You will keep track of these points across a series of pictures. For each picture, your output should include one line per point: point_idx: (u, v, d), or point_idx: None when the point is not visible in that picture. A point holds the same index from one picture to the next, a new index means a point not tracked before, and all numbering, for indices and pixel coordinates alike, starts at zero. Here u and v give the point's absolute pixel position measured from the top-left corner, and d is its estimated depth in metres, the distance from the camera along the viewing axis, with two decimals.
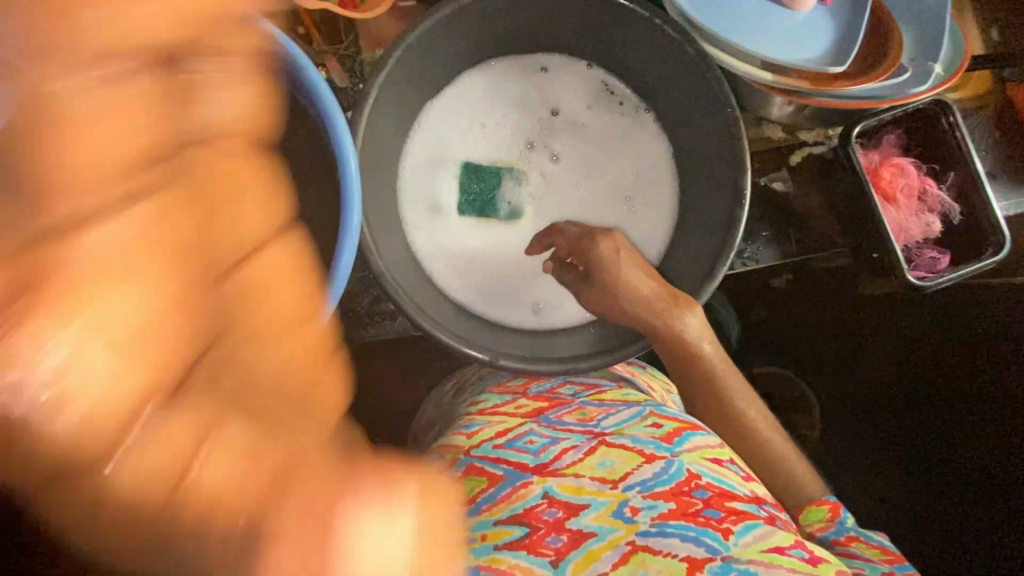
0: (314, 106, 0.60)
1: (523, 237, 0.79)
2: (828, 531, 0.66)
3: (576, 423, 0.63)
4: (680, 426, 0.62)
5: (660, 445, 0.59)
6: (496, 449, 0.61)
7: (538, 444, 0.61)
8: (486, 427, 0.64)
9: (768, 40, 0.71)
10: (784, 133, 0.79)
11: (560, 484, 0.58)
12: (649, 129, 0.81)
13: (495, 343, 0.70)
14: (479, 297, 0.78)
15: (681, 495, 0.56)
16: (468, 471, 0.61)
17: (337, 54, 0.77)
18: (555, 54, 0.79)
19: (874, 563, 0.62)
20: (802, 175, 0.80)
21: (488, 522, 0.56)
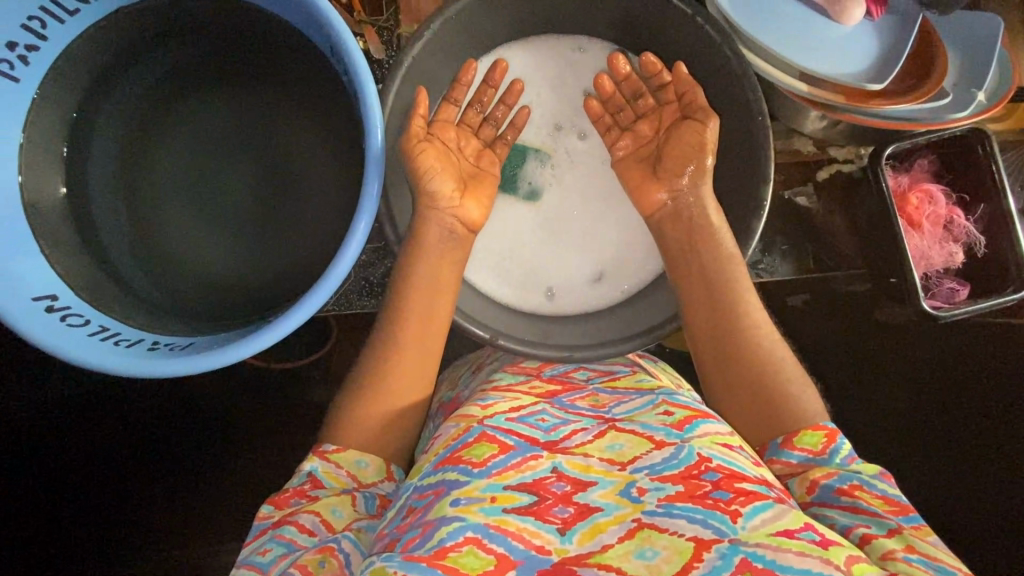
0: (342, 65, 0.63)
1: (543, 221, 0.77)
2: (831, 479, 0.56)
3: (588, 408, 0.67)
4: (690, 415, 0.62)
5: (670, 432, 0.60)
6: (509, 421, 0.62)
7: (549, 423, 0.64)
8: (500, 401, 0.65)
9: (808, 51, 0.69)
10: (814, 148, 0.79)
11: (568, 461, 0.58)
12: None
13: (496, 322, 0.70)
14: (494, 275, 0.76)
15: (690, 478, 0.55)
16: (480, 438, 0.59)
17: (376, 26, 0.78)
18: (592, 37, 0.77)
19: (879, 510, 0.53)
20: (827, 191, 0.79)
21: (492, 483, 0.54)
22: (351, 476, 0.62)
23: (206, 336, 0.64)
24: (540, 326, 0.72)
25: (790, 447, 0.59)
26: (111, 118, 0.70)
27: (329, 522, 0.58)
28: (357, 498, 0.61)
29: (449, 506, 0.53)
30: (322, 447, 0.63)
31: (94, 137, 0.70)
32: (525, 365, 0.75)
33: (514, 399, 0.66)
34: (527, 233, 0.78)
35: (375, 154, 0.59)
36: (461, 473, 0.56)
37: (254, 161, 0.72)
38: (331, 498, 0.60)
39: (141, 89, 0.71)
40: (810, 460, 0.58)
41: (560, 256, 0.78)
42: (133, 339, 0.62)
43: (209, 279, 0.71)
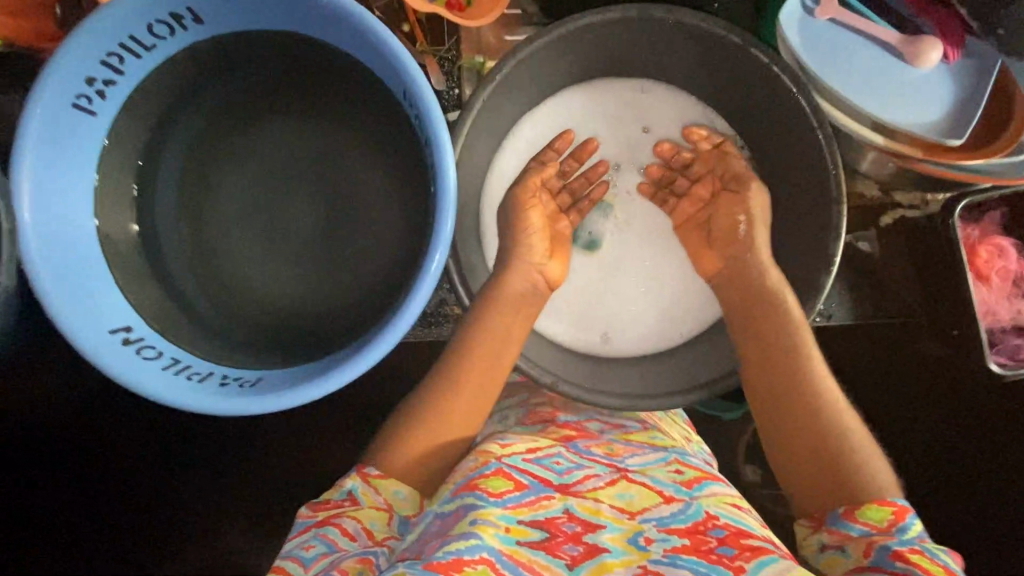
0: (413, 107, 0.63)
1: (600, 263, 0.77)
2: (886, 546, 0.56)
3: (602, 455, 0.68)
4: (700, 474, 0.67)
5: (680, 489, 0.64)
6: (525, 461, 0.64)
7: (564, 466, 0.65)
8: (518, 441, 0.66)
9: (882, 104, 0.70)
10: (877, 190, 0.77)
11: (580, 504, 0.62)
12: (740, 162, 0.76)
13: (556, 367, 0.70)
14: (549, 314, 0.76)
15: (696, 534, 0.59)
16: (497, 472, 0.62)
17: (438, 56, 0.78)
18: (660, 79, 0.76)
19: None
20: (887, 235, 0.78)
21: (507, 516, 0.59)
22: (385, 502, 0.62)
23: (274, 371, 0.65)
24: (600, 372, 0.72)
25: (851, 518, 0.59)
26: (179, 147, 0.72)
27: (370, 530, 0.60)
28: (393, 516, 0.63)
29: (469, 526, 0.57)
30: (365, 467, 0.63)
31: (162, 166, 0.71)
32: (539, 412, 0.74)
33: (531, 440, 0.68)
34: (583, 272, 0.78)
35: (448, 200, 0.59)
36: (476, 498, 0.59)
37: (315, 195, 0.73)
38: (370, 510, 0.61)
39: (209, 119, 0.72)
40: (870, 534, 0.58)
41: (616, 298, 0.77)
42: (204, 372, 0.64)
43: (271, 309, 0.72)
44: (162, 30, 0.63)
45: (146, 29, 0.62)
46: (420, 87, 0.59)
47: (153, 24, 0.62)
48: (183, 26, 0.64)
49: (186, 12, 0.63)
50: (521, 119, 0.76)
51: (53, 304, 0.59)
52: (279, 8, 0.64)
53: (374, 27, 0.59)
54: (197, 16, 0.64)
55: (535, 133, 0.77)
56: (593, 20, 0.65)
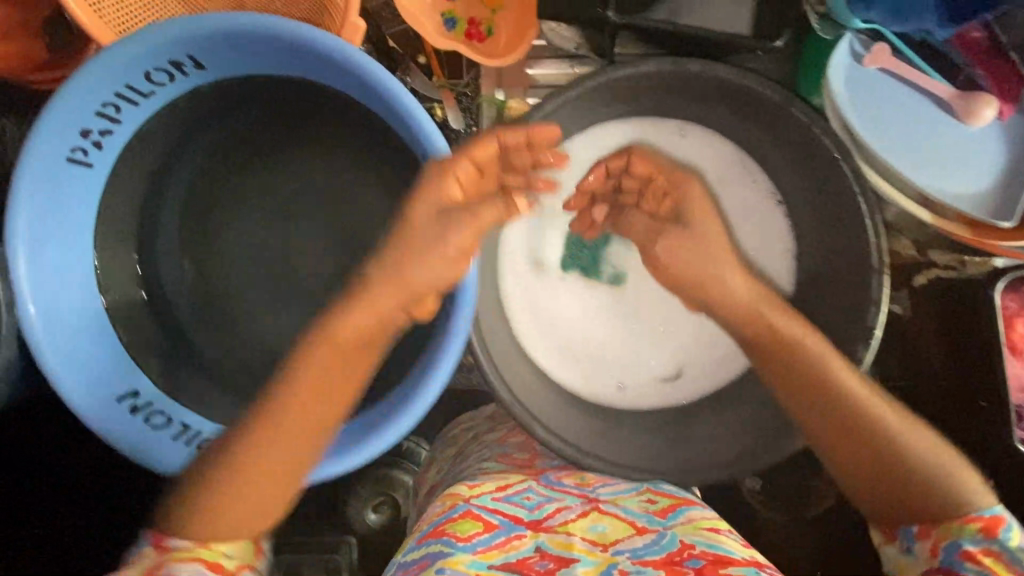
0: (430, 170, 0.60)
1: (621, 309, 0.72)
2: (961, 559, 0.55)
3: (574, 486, 0.64)
4: (675, 502, 0.61)
5: (652, 519, 0.59)
6: (495, 501, 0.60)
7: (534, 501, 0.61)
8: (487, 480, 0.63)
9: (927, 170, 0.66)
10: (912, 250, 0.74)
11: (551, 539, 0.57)
12: (777, 223, 0.70)
13: (571, 432, 0.66)
14: (564, 359, 0.71)
15: (672, 565, 0.54)
16: (465, 515, 0.58)
17: (455, 91, 0.74)
18: (699, 120, 0.69)
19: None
20: (920, 296, 0.75)
21: (476, 562, 0.53)
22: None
23: None
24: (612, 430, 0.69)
25: (925, 534, 0.57)
26: (181, 188, 0.68)
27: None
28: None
29: None
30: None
31: (167, 211, 0.68)
32: (517, 455, 0.70)
33: (501, 476, 0.65)
34: (603, 317, 0.72)
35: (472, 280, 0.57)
36: (443, 545, 0.55)
37: (326, 245, 0.70)
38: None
39: (210, 155, 0.68)
40: (941, 548, 0.56)
41: (637, 345, 0.72)
42: (213, 440, 0.62)
43: (280, 361, 0.70)
44: (161, 77, 0.59)
45: (144, 77, 0.58)
46: (442, 157, 0.57)
47: (150, 72, 0.57)
48: (184, 73, 0.60)
49: (187, 59, 0.58)
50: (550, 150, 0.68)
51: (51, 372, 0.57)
52: (288, 59, 0.59)
53: (396, 95, 0.56)
54: (199, 62, 0.59)
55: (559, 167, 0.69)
56: (628, 73, 0.60)
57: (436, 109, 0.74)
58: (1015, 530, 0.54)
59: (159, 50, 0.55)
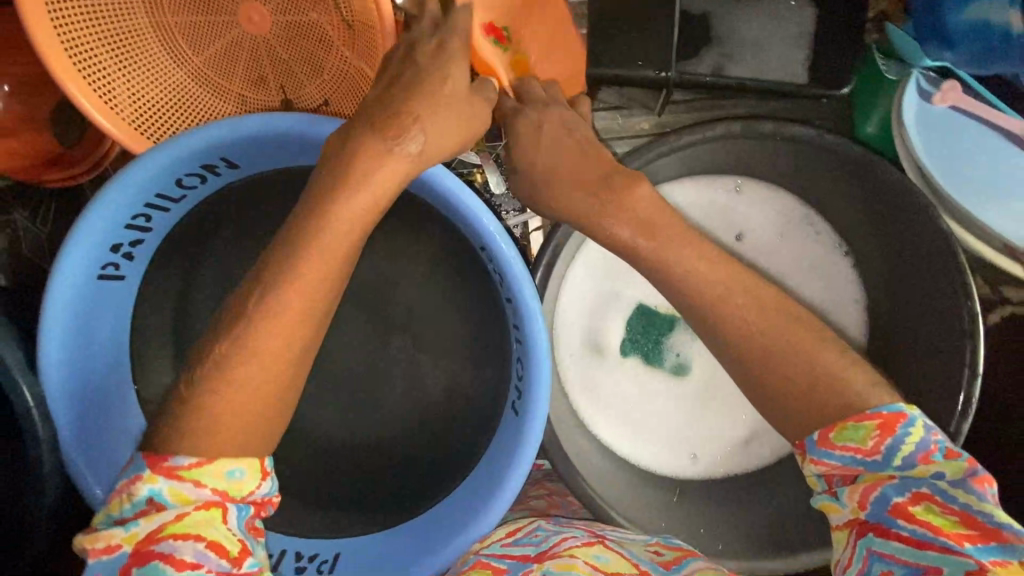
0: (492, 260, 0.57)
1: (685, 395, 0.69)
2: (885, 488, 0.41)
3: (583, 527, 0.56)
4: (681, 553, 0.54)
5: (657, 566, 0.50)
6: (504, 549, 0.53)
7: (541, 536, 0.53)
8: (496, 531, 0.57)
9: (1006, 215, 0.62)
10: (986, 287, 0.71)
11: (555, 564, 0.47)
12: (842, 274, 0.68)
13: (646, 515, 0.62)
14: (630, 440, 0.69)
15: None
16: (474, 566, 0.51)
17: (494, 153, 0.69)
18: (756, 176, 0.66)
19: (950, 543, 0.38)
20: (1002, 337, 0.71)
21: None
22: (213, 490, 0.40)
23: (350, 541, 0.61)
24: (683, 505, 0.66)
25: (829, 446, 0.43)
26: (210, 289, 0.60)
27: (220, 544, 0.38)
28: (231, 507, 0.41)
29: None
30: (167, 459, 0.39)
31: (194, 312, 0.60)
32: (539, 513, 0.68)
33: (510, 525, 0.59)
34: (667, 401, 0.69)
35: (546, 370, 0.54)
36: None
37: (374, 335, 0.64)
38: (202, 514, 0.39)
39: (237, 256, 0.60)
40: (857, 462, 0.42)
41: (706, 424, 0.70)
42: (275, 554, 0.59)
43: (329, 463, 0.64)
44: (192, 180, 0.55)
45: (175, 183, 0.53)
46: (508, 255, 0.53)
47: (182, 178, 0.53)
48: (216, 172, 0.56)
49: (219, 160, 0.54)
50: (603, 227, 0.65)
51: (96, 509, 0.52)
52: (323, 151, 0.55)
53: (450, 189, 0.54)
54: (231, 162, 0.55)
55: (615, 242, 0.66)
56: (693, 139, 0.57)
57: (477, 175, 0.70)
58: (918, 428, 0.41)
59: (192, 156, 0.51)
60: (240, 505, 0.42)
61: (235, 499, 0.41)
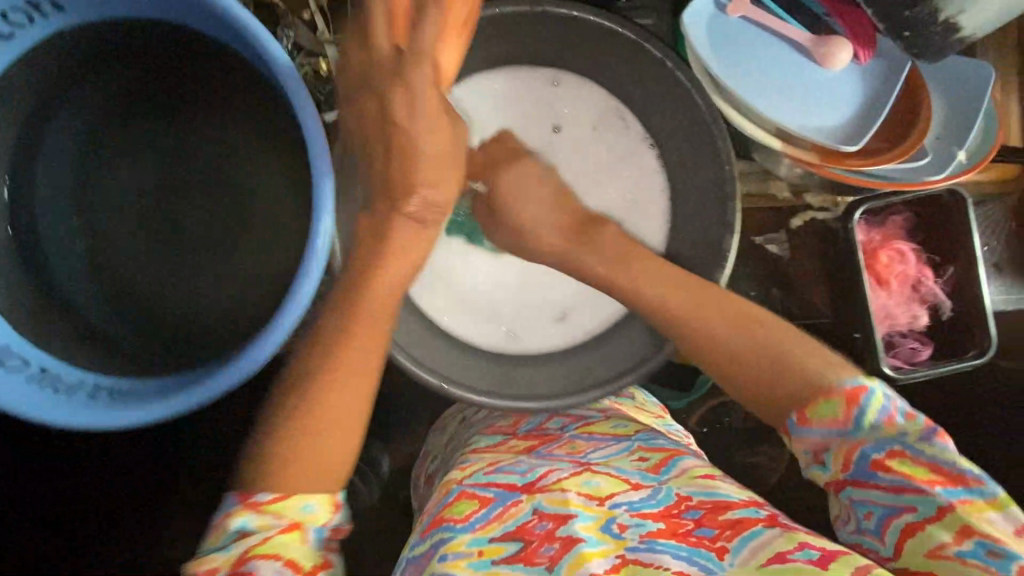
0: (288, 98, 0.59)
1: (512, 271, 0.77)
2: (866, 449, 0.52)
3: (565, 454, 0.73)
4: (665, 456, 0.71)
5: (646, 475, 0.68)
6: (486, 475, 0.70)
7: (525, 467, 0.71)
8: (476, 461, 0.73)
9: (789, 109, 0.70)
10: (789, 193, 0.78)
11: (548, 499, 0.64)
12: (649, 163, 0.75)
13: (476, 380, 0.69)
14: (462, 318, 0.75)
15: (671, 517, 0.61)
16: (460, 497, 0.67)
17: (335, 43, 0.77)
18: (568, 70, 0.74)
19: (923, 486, 0.50)
20: (799, 237, 0.80)
21: (476, 538, 0.62)
22: (291, 520, 0.52)
23: (144, 380, 0.62)
24: (512, 369, 0.72)
25: (805, 423, 0.55)
26: (58, 142, 0.67)
27: (294, 561, 0.50)
28: (308, 531, 0.53)
29: (438, 563, 0.60)
30: (253, 496, 0.52)
31: (40, 160, 0.67)
32: (502, 426, 0.83)
33: (492, 457, 0.75)
34: (495, 277, 0.77)
35: (325, 190, 0.55)
36: (444, 530, 0.63)
37: (206, 195, 0.69)
38: (283, 537, 0.51)
39: (82, 112, 0.67)
40: (833, 432, 0.54)
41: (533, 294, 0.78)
42: (71, 382, 0.61)
43: (154, 309, 0.70)
44: (18, 17, 0.58)
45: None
46: (305, 108, 0.55)
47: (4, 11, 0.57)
48: (42, 13, 0.59)
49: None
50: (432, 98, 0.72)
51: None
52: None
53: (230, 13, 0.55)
54: (55, 2, 0.59)
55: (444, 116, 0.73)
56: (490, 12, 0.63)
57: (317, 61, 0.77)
58: (877, 396, 0.53)
59: None
60: (238, 527, 0.51)
61: (239, 519, 0.51)
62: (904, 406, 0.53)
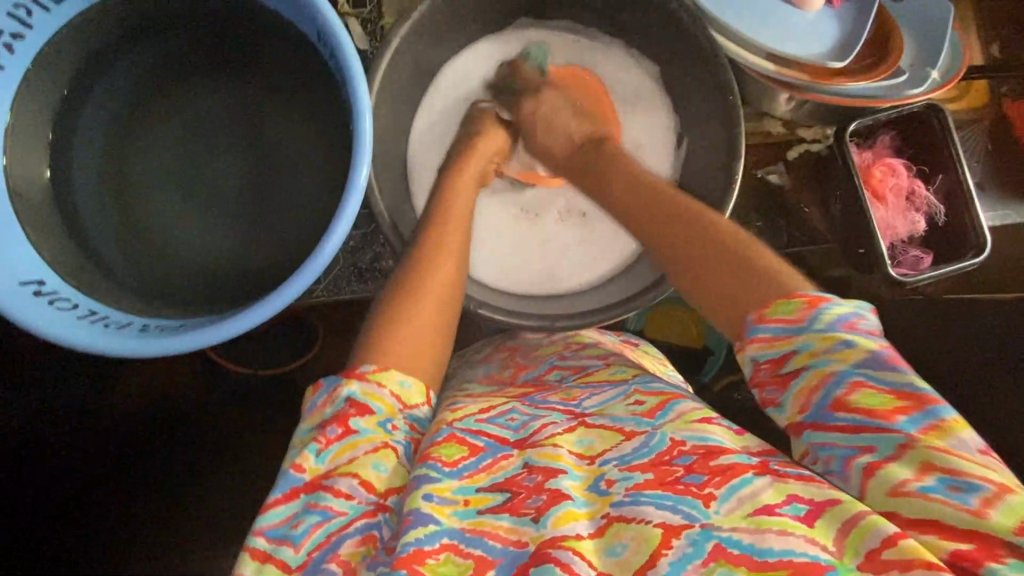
0: (328, 48, 0.63)
1: (554, 233, 0.88)
2: (826, 385, 0.50)
3: (560, 404, 0.64)
4: (662, 399, 0.60)
5: (640, 421, 0.58)
6: (478, 423, 0.60)
7: (519, 422, 0.61)
8: (469, 405, 0.64)
9: (777, 37, 0.75)
10: (783, 128, 0.83)
11: (538, 453, 0.56)
12: (656, 110, 0.85)
13: (518, 305, 0.78)
14: (514, 271, 0.85)
15: (660, 465, 0.52)
16: (450, 438, 0.57)
17: (360, 18, 0.82)
18: (580, 24, 0.86)
19: (883, 422, 0.48)
20: (797, 169, 0.84)
21: (464, 487, 0.53)
22: (391, 393, 0.56)
23: (196, 318, 0.64)
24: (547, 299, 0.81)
25: (763, 321, 0.54)
26: (102, 108, 0.69)
27: (369, 483, 0.52)
28: (398, 448, 0.55)
29: (422, 501, 0.51)
30: (357, 368, 0.57)
31: (82, 123, 0.68)
32: (500, 376, 0.77)
33: (485, 402, 0.66)
34: (537, 239, 0.87)
35: (364, 120, 0.59)
36: (430, 469, 0.53)
37: (241, 154, 0.71)
38: (375, 454, 0.53)
39: (130, 79, 0.69)
40: (786, 331, 0.53)
41: (571, 249, 0.87)
42: (123, 322, 0.62)
43: (196, 271, 0.70)
44: None
45: None
46: (346, 45, 0.60)
47: None
48: None
49: None
50: (464, 49, 0.85)
51: (23, 317, 0.57)
52: None
53: None
54: None
55: (469, 64, 0.86)
56: None
57: None
58: (841, 304, 0.52)
59: None
60: (347, 396, 0.55)
61: (348, 388, 0.55)
62: (871, 324, 0.52)
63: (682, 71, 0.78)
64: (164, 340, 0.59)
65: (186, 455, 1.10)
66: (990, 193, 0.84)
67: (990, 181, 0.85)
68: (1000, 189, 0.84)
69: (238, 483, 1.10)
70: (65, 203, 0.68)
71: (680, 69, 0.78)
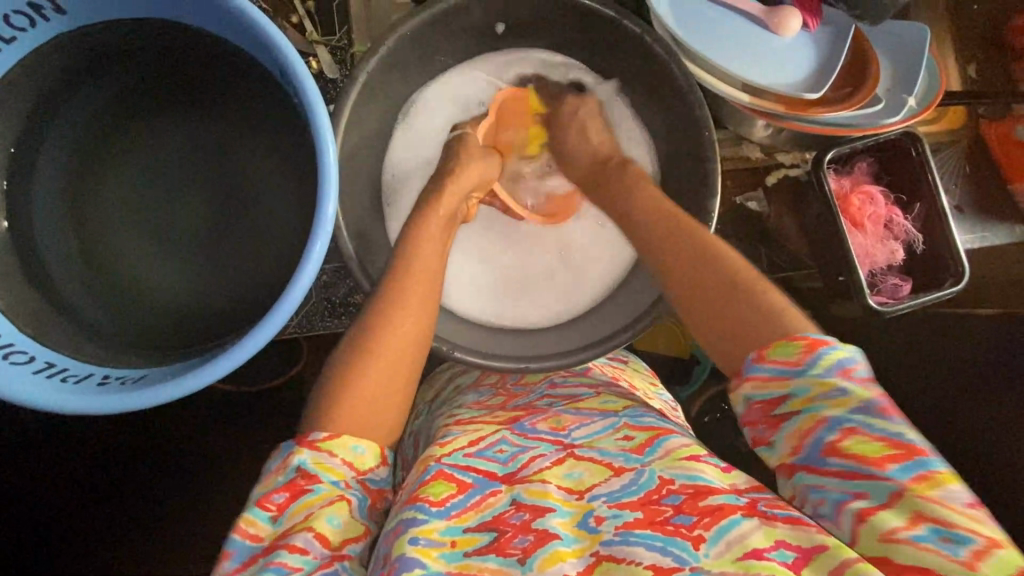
0: (293, 87, 0.61)
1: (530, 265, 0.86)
2: (820, 430, 0.50)
3: (548, 432, 0.62)
4: (652, 435, 0.59)
5: (629, 457, 0.57)
6: (466, 457, 0.59)
7: (508, 452, 0.60)
8: (459, 436, 0.62)
9: (754, 65, 0.73)
10: (762, 153, 0.83)
11: (526, 489, 0.55)
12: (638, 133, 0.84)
13: (495, 346, 0.77)
14: (492, 308, 0.84)
15: (649, 505, 0.51)
16: (437, 476, 0.56)
17: (330, 46, 0.79)
18: (559, 53, 0.83)
19: (875, 470, 0.47)
20: (777, 194, 0.84)
21: (451, 527, 0.52)
22: (343, 460, 0.54)
23: (160, 367, 0.62)
24: (525, 337, 0.80)
25: (761, 360, 0.53)
26: (57, 149, 0.66)
27: (324, 536, 0.51)
28: (353, 500, 0.54)
29: (408, 545, 0.50)
30: (308, 436, 0.54)
31: (38, 166, 0.66)
32: (490, 400, 0.74)
33: (475, 431, 0.64)
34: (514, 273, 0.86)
35: (330, 163, 0.57)
36: (417, 511, 0.53)
37: (206, 193, 0.69)
38: (331, 508, 0.52)
39: (86, 119, 0.67)
40: (784, 374, 0.52)
41: (548, 282, 0.86)
42: (82, 374, 0.60)
43: (161, 314, 0.68)
44: (20, 21, 0.58)
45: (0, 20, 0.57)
46: (310, 88, 0.57)
47: (8, 15, 0.57)
48: (45, 17, 0.59)
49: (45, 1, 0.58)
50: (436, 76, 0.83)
51: None
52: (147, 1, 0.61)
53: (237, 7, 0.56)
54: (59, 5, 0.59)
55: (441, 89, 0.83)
56: None
57: (312, 63, 0.79)
58: (840, 348, 0.51)
59: None
60: (298, 466, 0.53)
61: (298, 458, 0.53)
62: (867, 370, 0.52)
63: (659, 99, 0.76)
64: (125, 396, 0.56)
65: (160, 488, 1.07)
66: (967, 215, 0.84)
67: (967, 203, 0.85)
68: (977, 210, 0.84)
69: (214, 515, 1.07)
70: (22, 247, 0.65)
71: (656, 96, 0.77)
